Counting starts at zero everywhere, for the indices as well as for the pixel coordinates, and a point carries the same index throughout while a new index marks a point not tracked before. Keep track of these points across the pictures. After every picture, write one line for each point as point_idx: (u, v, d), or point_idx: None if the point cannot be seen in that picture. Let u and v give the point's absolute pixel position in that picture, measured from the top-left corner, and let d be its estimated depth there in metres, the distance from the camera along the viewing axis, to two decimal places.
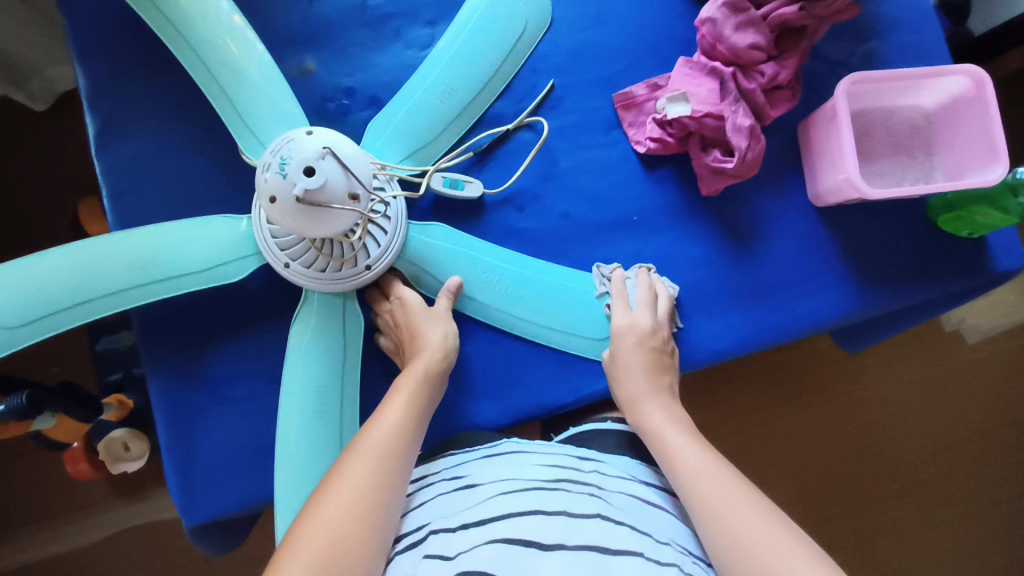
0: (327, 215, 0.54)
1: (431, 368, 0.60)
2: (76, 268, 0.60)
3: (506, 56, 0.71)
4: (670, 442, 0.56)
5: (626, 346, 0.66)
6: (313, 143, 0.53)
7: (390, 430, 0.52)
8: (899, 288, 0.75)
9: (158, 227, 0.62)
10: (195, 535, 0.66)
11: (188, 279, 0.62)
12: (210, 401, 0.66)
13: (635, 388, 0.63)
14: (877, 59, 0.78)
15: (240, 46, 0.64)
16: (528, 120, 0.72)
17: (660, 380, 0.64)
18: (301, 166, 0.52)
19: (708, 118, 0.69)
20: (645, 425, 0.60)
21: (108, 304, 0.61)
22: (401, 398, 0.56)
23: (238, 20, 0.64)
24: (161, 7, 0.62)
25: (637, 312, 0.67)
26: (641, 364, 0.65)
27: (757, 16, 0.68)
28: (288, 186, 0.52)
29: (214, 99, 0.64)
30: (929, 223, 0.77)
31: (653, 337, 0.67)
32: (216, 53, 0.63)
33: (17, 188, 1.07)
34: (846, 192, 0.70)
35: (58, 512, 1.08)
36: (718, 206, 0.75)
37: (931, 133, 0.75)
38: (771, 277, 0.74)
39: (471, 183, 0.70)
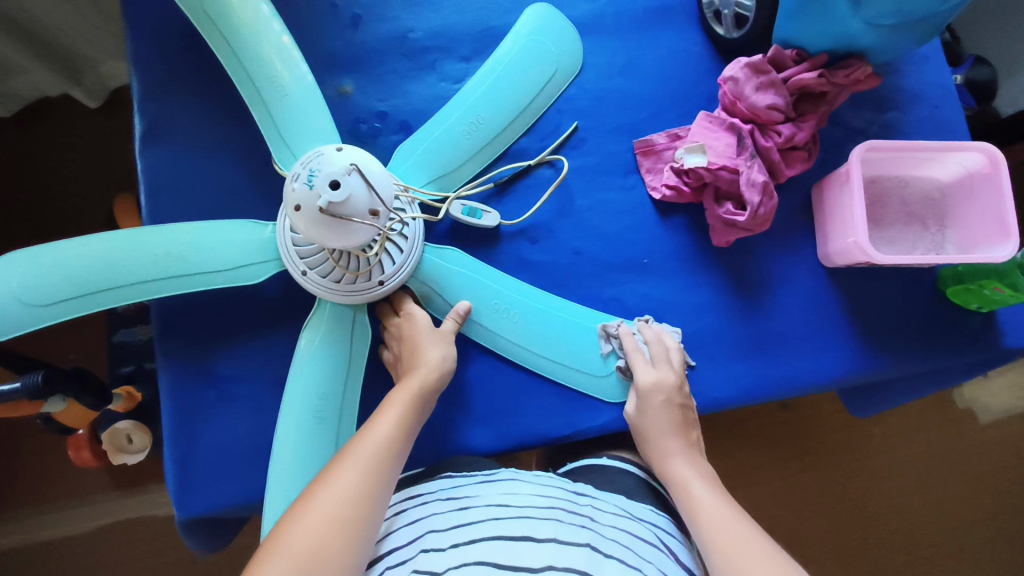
0: (348, 227, 0.56)
1: (424, 384, 0.61)
2: (106, 257, 0.63)
3: (536, 97, 0.74)
4: (694, 492, 0.56)
5: (653, 405, 0.65)
6: (341, 160, 0.56)
7: (383, 439, 0.54)
8: (904, 357, 0.76)
9: (186, 226, 0.65)
10: (185, 529, 0.67)
11: (212, 276, 0.65)
12: (215, 398, 0.68)
13: (669, 445, 0.62)
14: (896, 129, 0.80)
15: (286, 66, 0.68)
16: (549, 157, 0.75)
17: (688, 436, 0.64)
18: (327, 179, 0.55)
19: (723, 170, 0.71)
20: (671, 476, 0.60)
21: (129, 294, 0.63)
22: (393, 411, 0.57)
23: (287, 42, 0.68)
24: (216, 22, 0.66)
25: (660, 369, 0.67)
26: (669, 422, 0.64)
27: (779, 79, 0.70)
28: (313, 197, 0.55)
29: (256, 111, 0.68)
30: (938, 292, 0.77)
31: (678, 393, 0.66)
32: (264, 70, 0.67)
33: (57, 178, 1.12)
34: (855, 256, 0.71)
35: (54, 498, 1.10)
36: (728, 259, 0.76)
37: (944, 207, 0.76)
38: (777, 332, 0.75)
39: (488, 213, 0.72)
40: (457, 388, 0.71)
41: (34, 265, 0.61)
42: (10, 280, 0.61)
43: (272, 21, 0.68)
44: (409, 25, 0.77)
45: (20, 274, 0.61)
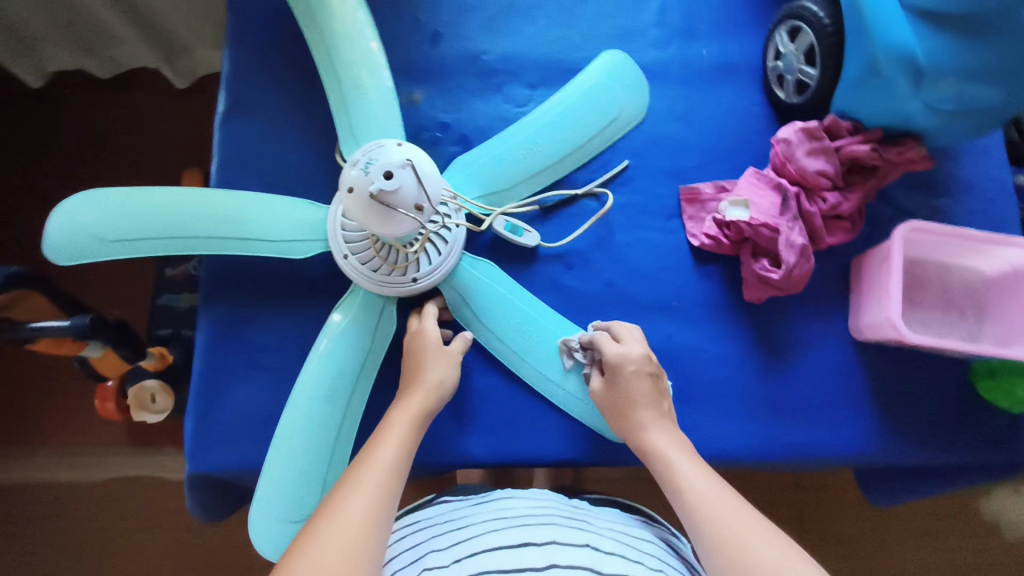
0: (393, 217, 0.59)
1: (425, 404, 0.62)
2: (174, 207, 0.67)
3: (597, 134, 0.77)
4: (675, 462, 0.57)
5: (625, 375, 0.63)
6: (399, 154, 0.60)
7: (383, 463, 0.53)
8: (923, 445, 0.75)
9: (249, 198, 0.69)
10: (192, 484, 0.70)
11: (264, 244, 0.69)
12: (243, 363, 0.71)
13: (644, 416, 0.62)
14: (945, 216, 0.80)
15: (370, 70, 0.72)
16: (596, 190, 0.78)
17: (662, 405, 0.63)
18: (382, 168, 0.58)
19: (764, 228, 0.71)
20: (650, 450, 0.60)
21: (186, 248, 0.68)
22: (395, 429, 0.58)
23: (376, 49, 0.73)
24: (318, 22, 0.72)
25: (627, 343, 0.66)
26: (643, 393, 0.63)
27: (831, 146, 0.71)
28: (366, 182, 0.58)
29: (337, 106, 0.72)
30: (968, 384, 0.76)
31: (649, 363, 0.65)
32: (351, 70, 0.72)
33: (139, 145, 1.21)
34: (885, 332, 0.71)
35: (74, 443, 1.15)
36: (757, 316, 0.77)
37: (985, 299, 0.75)
38: (796, 396, 0.75)
39: (529, 232, 0.75)
40: (472, 395, 0.73)
41: (107, 205, 0.66)
42: (85, 216, 0.66)
43: (366, 29, 0.73)
44: (485, 47, 0.81)
45: (94, 212, 0.66)
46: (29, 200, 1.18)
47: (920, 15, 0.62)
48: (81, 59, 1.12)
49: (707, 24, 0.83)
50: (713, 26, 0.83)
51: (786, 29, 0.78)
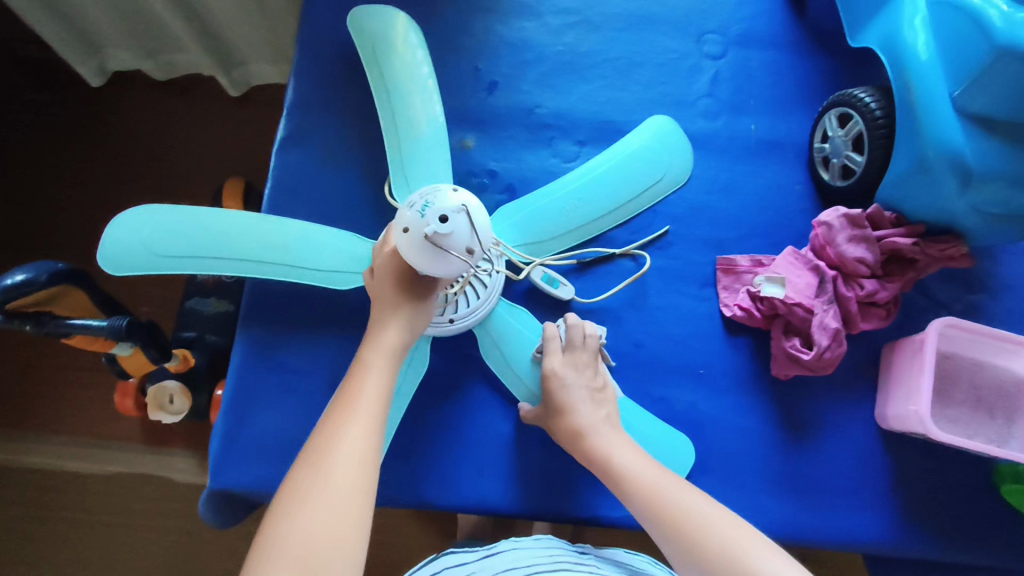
0: (445, 259, 0.60)
1: (401, 339, 0.63)
2: (227, 230, 0.70)
3: (644, 192, 0.78)
4: (619, 463, 0.62)
5: (560, 386, 0.68)
6: (455, 199, 0.61)
7: (357, 429, 0.53)
8: (942, 542, 0.73)
9: (296, 225, 0.71)
10: (210, 500, 0.71)
11: (307, 273, 0.71)
12: (274, 384, 0.72)
13: (582, 420, 0.66)
14: (981, 312, 0.80)
15: (425, 111, 0.75)
16: (634, 251, 0.79)
17: (598, 411, 0.67)
18: (438, 212, 0.59)
19: (798, 307, 0.72)
20: (592, 451, 0.64)
21: (231, 268, 0.70)
22: (372, 374, 0.58)
23: (430, 89, 0.76)
24: (379, 61, 0.74)
25: (566, 356, 0.70)
26: (577, 402, 0.67)
27: (873, 236, 0.72)
28: (422, 225, 0.60)
29: (388, 143, 0.74)
30: (993, 486, 0.75)
31: (585, 375, 0.69)
32: (406, 108, 0.75)
33: (191, 152, 1.26)
34: (912, 425, 0.70)
35: (90, 434, 1.17)
36: (783, 393, 0.77)
37: (1015, 401, 0.75)
38: (816, 478, 0.74)
39: (565, 285, 0.76)
40: (492, 441, 0.73)
41: (161, 221, 0.69)
42: (138, 230, 0.68)
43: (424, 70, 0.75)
44: (539, 101, 0.84)
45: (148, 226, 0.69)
46: (79, 194, 1.22)
47: (972, 119, 0.65)
48: (140, 60, 1.18)
49: (756, 99, 0.85)
50: (762, 102, 0.85)
51: (835, 114, 0.79)
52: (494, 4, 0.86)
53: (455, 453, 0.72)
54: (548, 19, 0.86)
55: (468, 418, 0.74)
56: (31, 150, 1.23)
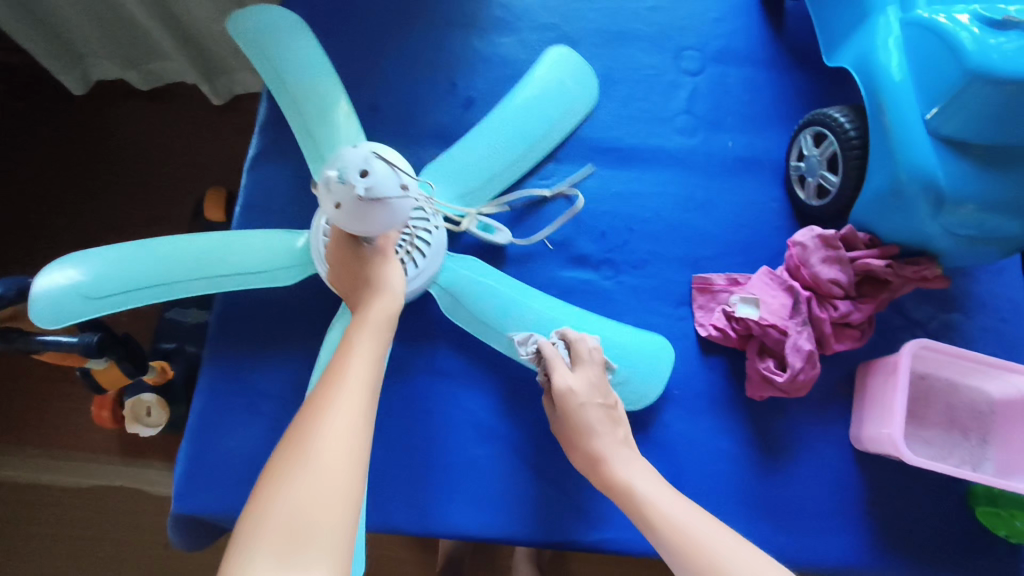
0: (387, 207, 0.58)
1: (388, 311, 0.59)
2: (163, 256, 0.69)
3: (560, 120, 0.79)
4: (641, 491, 0.59)
5: (575, 407, 0.64)
6: (361, 150, 0.58)
7: (352, 385, 0.49)
8: (918, 565, 0.73)
9: (245, 235, 0.71)
10: (174, 524, 0.69)
11: (254, 278, 0.70)
12: (241, 405, 0.71)
13: (601, 446, 0.62)
14: (957, 332, 0.79)
15: (332, 99, 0.73)
16: (566, 190, 0.79)
17: (615, 434, 0.63)
18: (356, 169, 0.56)
19: (772, 328, 0.72)
20: (612, 481, 0.61)
21: (191, 288, 0.69)
22: (363, 340, 0.54)
23: (327, 74, 0.74)
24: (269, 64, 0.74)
25: (576, 375, 0.66)
26: (592, 424, 0.63)
27: (846, 257, 0.72)
28: (348, 190, 0.56)
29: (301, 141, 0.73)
30: (967, 508, 0.75)
31: (597, 394, 0.65)
32: (309, 100, 0.73)
33: (170, 161, 1.24)
34: (885, 447, 0.70)
35: (66, 446, 1.15)
36: (758, 413, 0.76)
37: (990, 423, 0.74)
38: (791, 500, 0.73)
39: (501, 230, 0.76)
40: (462, 464, 0.71)
41: (94, 262, 0.68)
42: (66, 275, 0.66)
43: (314, 52, 0.74)
44: None
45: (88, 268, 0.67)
46: (55, 202, 1.21)
47: (945, 142, 0.64)
48: (124, 70, 1.16)
49: (733, 117, 0.85)
50: (740, 119, 0.85)
51: (811, 133, 0.79)
52: (472, 19, 0.86)
53: (425, 475, 0.71)
54: (525, 35, 0.86)
55: (437, 441, 0.72)
56: (7, 158, 1.22)
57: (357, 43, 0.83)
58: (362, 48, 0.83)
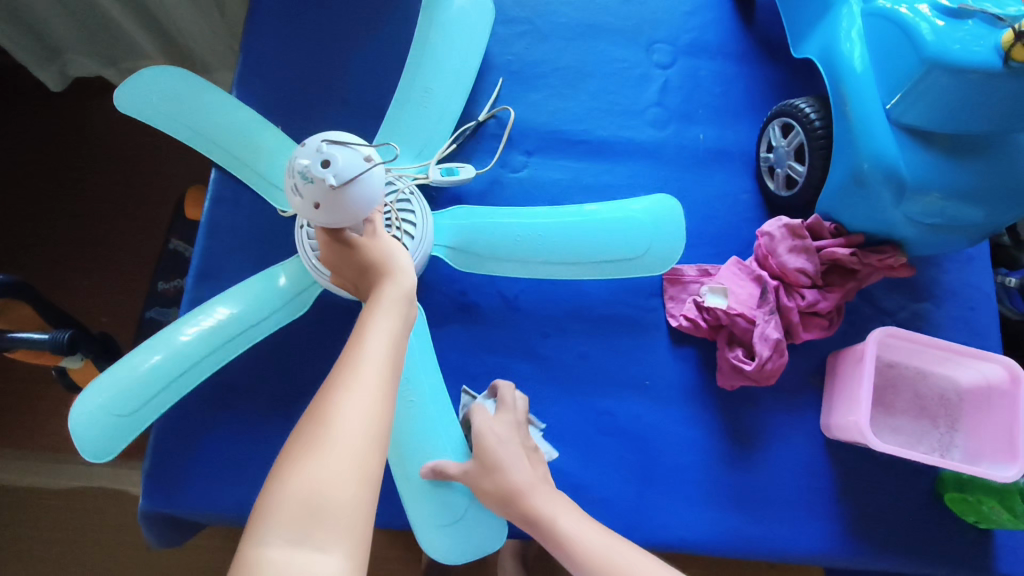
0: (362, 185, 0.57)
1: (405, 285, 0.54)
2: (191, 341, 0.66)
3: (467, 57, 0.78)
4: (565, 528, 0.61)
5: (493, 446, 0.65)
6: (310, 145, 0.57)
7: (378, 350, 0.46)
8: (888, 552, 0.73)
9: (236, 288, 0.69)
10: (147, 520, 0.69)
11: (280, 313, 0.70)
12: (209, 400, 0.71)
13: (521, 480, 0.63)
14: (926, 320, 0.80)
15: (261, 132, 0.73)
16: (495, 111, 0.82)
17: (535, 471, 0.65)
18: (316, 164, 0.56)
19: (740, 317, 0.72)
20: (537, 516, 0.62)
21: (233, 350, 0.68)
22: (384, 315, 0.50)
23: (241, 112, 0.73)
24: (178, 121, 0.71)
25: (499, 415, 0.67)
26: (514, 460, 0.64)
27: (813, 246, 0.72)
28: (320, 185, 0.56)
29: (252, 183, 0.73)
30: (937, 495, 0.75)
31: (520, 433, 0.67)
32: (238, 142, 0.72)
33: (148, 158, 1.23)
34: (853, 434, 0.71)
35: (44, 447, 1.14)
36: (728, 403, 0.76)
37: (958, 410, 0.75)
38: (762, 489, 0.74)
39: (464, 167, 0.75)
40: None
41: (116, 380, 0.63)
42: (96, 405, 0.62)
43: (197, 85, 0.71)
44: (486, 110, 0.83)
45: (108, 391, 0.62)
46: (31, 201, 1.20)
47: (906, 132, 0.65)
48: (103, 69, 1.13)
49: (704, 109, 0.85)
50: (710, 112, 0.85)
51: (778, 124, 0.80)
52: None
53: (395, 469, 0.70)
54: (498, 28, 0.86)
55: None
56: None
57: (328, 37, 0.83)
58: (333, 43, 0.83)
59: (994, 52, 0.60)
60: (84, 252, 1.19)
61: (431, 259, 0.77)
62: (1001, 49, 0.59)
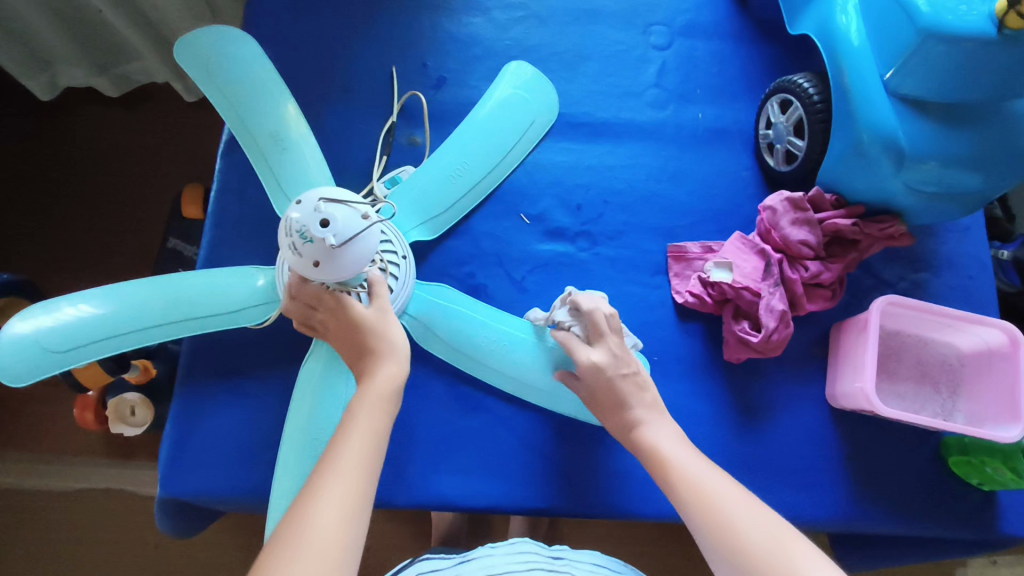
0: (357, 243, 0.61)
1: (393, 380, 0.57)
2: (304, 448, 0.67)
3: (269, 82, 0.73)
4: (666, 451, 0.58)
5: (598, 383, 0.64)
6: (306, 205, 0.60)
7: (352, 451, 0.49)
8: (897, 516, 0.75)
9: (305, 384, 0.69)
10: (165, 510, 0.70)
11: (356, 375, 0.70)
12: (224, 388, 0.72)
13: (630, 416, 0.62)
14: (925, 290, 0.82)
15: (189, 283, 0.69)
16: (402, 99, 0.81)
17: (644, 399, 0.63)
18: (314, 224, 0.59)
19: (746, 290, 0.74)
20: (639, 443, 0.61)
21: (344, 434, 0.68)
22: (363, 417, 0.53)
23: (153, 289, 0.68)
24: (85, 339, 0.66)
25: (596, 350, 0.64)
26: (623, 395, 0.63)
27: (814, 218, 0.74)
28: (320, 245, 0.59)
29: (205, 327, 0.69)
30: (940, 459, 0.77)
31: (624, 364, 0.64)
32: (171, 310, 0.68)
33: (144, 157, 1.23)
34: (859, 402, 0.72)
35: (51, 449, 1.14)
36: (735, 376, 0.77)
37: (959, 375, 0.77)
38: (772, 458, 0.75)
39: (404, 170, 0.78)
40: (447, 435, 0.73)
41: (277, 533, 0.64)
42: None
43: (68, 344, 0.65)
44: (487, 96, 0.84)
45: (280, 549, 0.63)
46: (26, 202, 1.19)
47: (903, 102, 0.67)
48: (93, 77, 1.13)
49: (701, 89, 0.86)
50: (708, 91, 0.86)
51: (777, 101, 0.81)
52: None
53: (410, 450, 0.71)
54: (496, 14, 0.86)
55: (420, 413, 0.72)
56: None
57: (328, 25, 0.83)
58: (333, 32, 0.83)
59: (989, 20, 0.61)
60: (81, 252, 1.18)
61: (439, 244, 0.78)
62: (995, 18, 0.61)
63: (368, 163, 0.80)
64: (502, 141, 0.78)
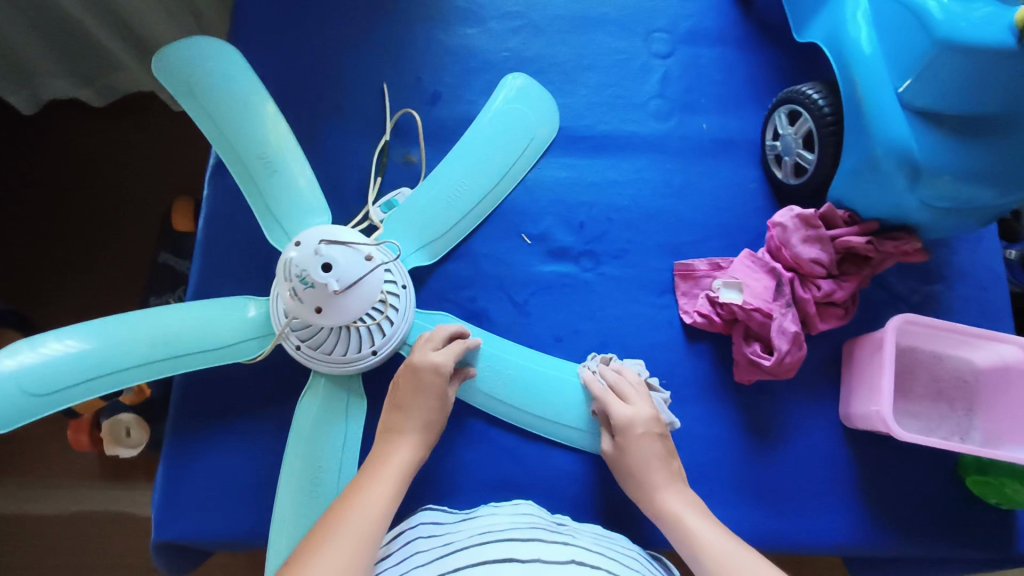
0: (359, 286, 0.64)
1: (409, 462, 0.61)
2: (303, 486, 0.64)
3: (256, 105, 0.70)
4: (690, 526, 0.59)
5: (634, 439, 0.64)
6: (307, 248, 0.61)
7: (365, 510, 0.54)
8: (913, 538, 0.73)
9: (301, 419, 0.67)
10: (161, 554, 0.67)
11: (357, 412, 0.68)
12: (219, 425, 0.70)
13: (652, 480, 0.62)
14: (939, 303, 0.79)
15: (174, 319, 0.66)
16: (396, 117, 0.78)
17: (671, 466, 0.63)
18: (316, 268, 0.60)
19: (757, 312, 0.71)
20: (662, 510, 0.61)
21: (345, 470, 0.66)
22: (375, 486, 0.57)
23: (136, 326, 0.65)
24: (66, 382, 0.63)
25: (635, 405, 0.66)
26: (651, 454, 0.63)
27: (826, 235, 0.72)
28: (323, 289, 0.60)
29: (193, 365, 0.66)
30: (958, 478, 0.75)
31: (657, 424, 0.65)
32: (159, 347, 0.65)
33: (132, 172, 1.20)
34: (875, 424, 0.70)
35: (45, 474, 1.12)
36: (746, 397, 0.75)
37: (975, 392, 0.74)
38: (785, 481, 0.73)
39: (400, 194, 0.75)
40: (451, 467, 0.70)
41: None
42: None
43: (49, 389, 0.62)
44: None
45: None
46: (13, 222, 1.16)
47: (918, 114, 0.64)
48: (79, 88, 1.09)
49: (706, 98, 0.84)
50: (713, 100, 0.84)
51: (785, 111, 0.78)
52: (435, 11, 0.83)
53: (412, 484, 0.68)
54: (492, 24, 0.83)
55: None
56: None
57: (318, 41, 0.80)
58: (324, 47, 0.80)
59: (1009, 31, 0.58)
60: (70, 272, 1.15)
61: (438, 268, 0.75)
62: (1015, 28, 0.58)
63: (362, 184, 0.77)
64: (501, 156, 0.75)
